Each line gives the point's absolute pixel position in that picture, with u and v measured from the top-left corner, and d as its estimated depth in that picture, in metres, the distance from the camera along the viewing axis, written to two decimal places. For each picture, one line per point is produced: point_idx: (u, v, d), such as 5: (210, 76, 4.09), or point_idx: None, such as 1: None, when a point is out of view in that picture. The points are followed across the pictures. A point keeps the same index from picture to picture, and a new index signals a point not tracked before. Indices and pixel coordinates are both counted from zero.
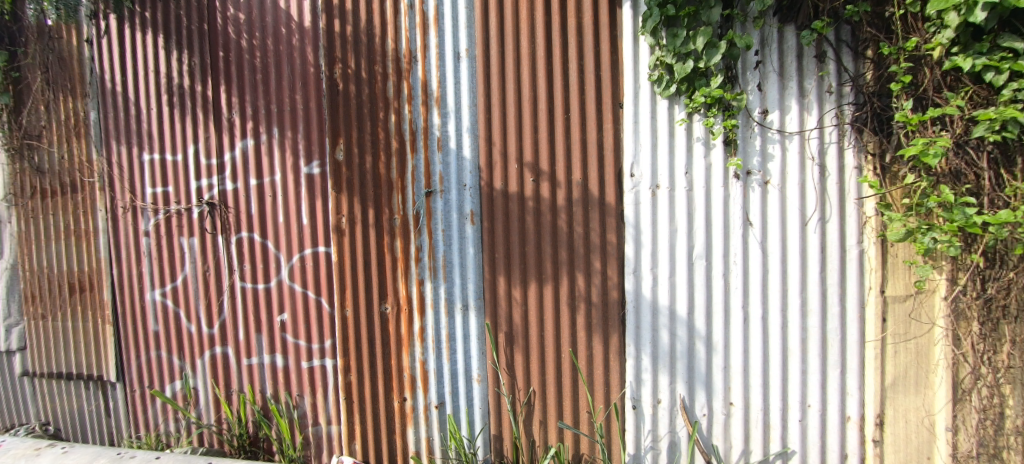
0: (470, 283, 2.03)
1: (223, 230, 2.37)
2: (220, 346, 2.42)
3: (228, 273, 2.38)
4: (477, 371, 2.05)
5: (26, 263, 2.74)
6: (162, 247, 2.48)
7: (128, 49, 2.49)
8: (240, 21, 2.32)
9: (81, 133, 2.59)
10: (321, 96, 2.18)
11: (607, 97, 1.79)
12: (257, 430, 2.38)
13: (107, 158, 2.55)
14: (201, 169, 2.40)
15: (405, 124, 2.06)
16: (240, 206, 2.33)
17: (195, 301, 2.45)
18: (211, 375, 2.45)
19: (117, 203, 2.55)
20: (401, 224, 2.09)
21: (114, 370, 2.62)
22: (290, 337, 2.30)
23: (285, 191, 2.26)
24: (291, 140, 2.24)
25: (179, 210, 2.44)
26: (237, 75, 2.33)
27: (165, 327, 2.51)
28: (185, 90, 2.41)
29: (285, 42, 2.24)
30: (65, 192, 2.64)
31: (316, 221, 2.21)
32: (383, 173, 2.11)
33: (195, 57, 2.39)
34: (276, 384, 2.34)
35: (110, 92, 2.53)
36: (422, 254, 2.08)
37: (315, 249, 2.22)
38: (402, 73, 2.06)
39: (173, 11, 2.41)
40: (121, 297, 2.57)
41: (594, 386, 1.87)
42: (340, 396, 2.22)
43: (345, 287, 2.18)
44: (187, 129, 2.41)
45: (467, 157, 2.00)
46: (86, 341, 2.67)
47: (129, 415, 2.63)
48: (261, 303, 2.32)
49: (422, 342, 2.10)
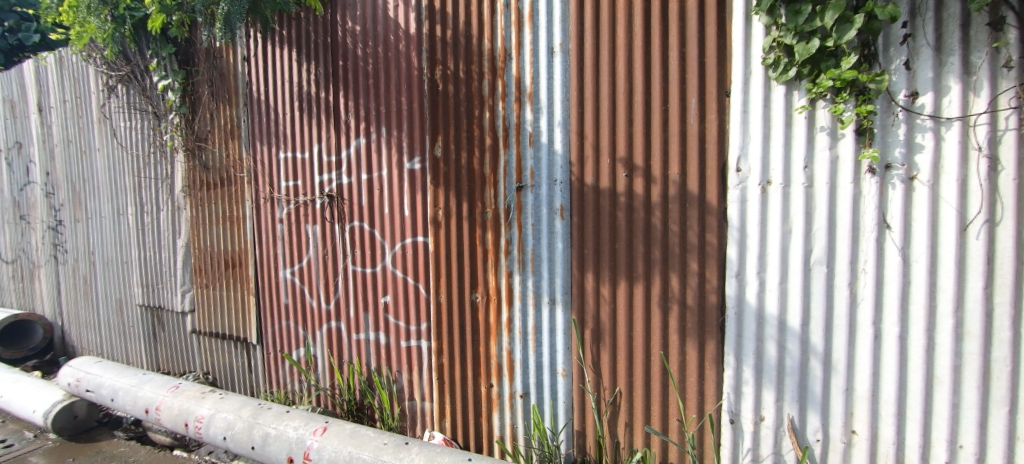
0: (558, 278, 2.05)
1: (339, 219, 2.67)
2: (335, 321, 2.75)
3: (342, 257, 2.69)
4: (562, 365, 2.06)
5: (197, 242, 3.38)
6: (292, 232, 2.88)
7: (269, 62, 2.92)
8: (357, 32, 2.58)
9: (235, 135, 3.11)
10: (422, 96, 2.35)
11: (711, 85, 1.63)
12: (362, 398, 2.67)
13: (254, 156, 3.03)
14: (323, 166, 2.73)
15: (499, 121, 2.13)
16: (353, 198, 2.61)
17: (316, 281, 2.81)
18: (328, 345, 2.80)
19: (260, 194, 3.01)
20: (492, 218, 2.17)
21: (255, 334, 3.12)
22: (391, 317, 2.53)
23: (390, 184, 2.48)
24: (396, 139, 2.44)
25: (306, 201, 2.81)
26: (353, 81, 2.60)
27: (294, 301, 2.92)
28: (312, 96, 2.76)
29: (393, 48, 2.44)
30: (223, 185, 3.19)
31: (416, 212, 2.40)
32: (477, 169, 2.21)
33: (320, 67, 2.72)
34: (380, 359, 2.60)
35: (256, 100, 3.00)
36: (511, 247, 2.14)
37: (414, 239, 2.41)
38: (497, 72, 2.12)
39: (304, 27, 2.77)
40: (263, 273, 3.05)
41: (687, 394, 1.76)
42: (433, 375, 2.40)
43: (440, 275, 2.34)
44: (314, 130, 2.76)
45: (558, 152, 2.00)
46: (236, 309, 3.22)
47: (266, 373, 3.12)
48: (369, 285, 2.59)
49: (509, 332, 2.17)
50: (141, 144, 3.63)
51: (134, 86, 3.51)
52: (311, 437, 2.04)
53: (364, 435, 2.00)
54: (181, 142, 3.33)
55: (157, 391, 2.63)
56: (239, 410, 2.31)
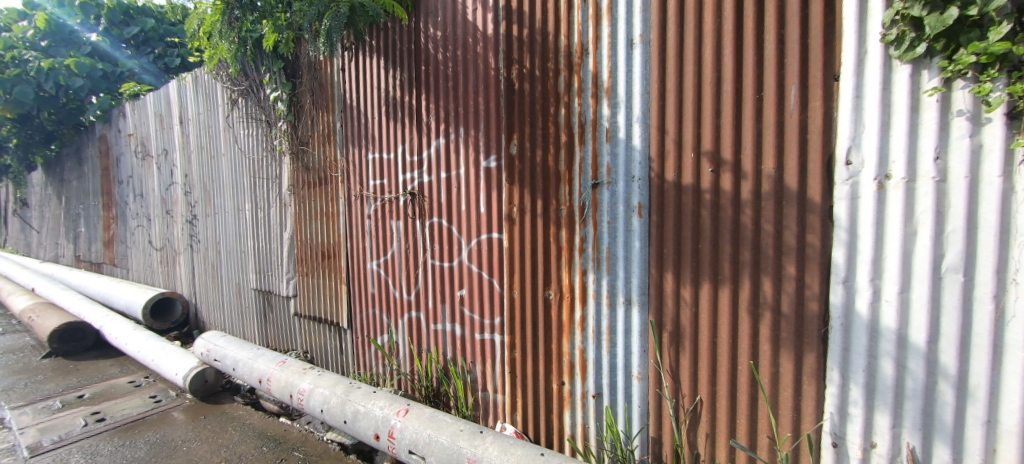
0: (634, 278, 1.98)
1: (420, 216, 2.83)
2: (415, 311, 2.93)
3: (423, 251, 2.85)
4: (637, 368, 1.99)
5: (300, 235, 3.80)
6: (379, 227, 3.12)
7: (361, 71, 3.18)
8: (438, 38, 2.71)
9: (331, 139, 3.43)
10: (499, 95, 2.40)
11: (815, 69, 1.46)
12: (439, 386, 2.82)
13: (347, 157, 3.32)
14: (407, 165, 2.91)
15: (574, 117, 2.12)
16: (433, 196, 2.75)
17: (399, 273, 3.01)
18: (409, 333, 2.99)
19: (351, 192, 3.30)
20: (567, 215, 2.16)
21: (346, 320, 3.42)
22: (467, 310, 2.63)
23: (467, 182, 2.57)
24: (473, 138, 2.53)
25: (391, 198, 3.02)
26: (435, 84, 2.74)
27: (380, 290, 3.16)
28: (398, 100, 2.95)
29: (472, 51, 2.53)
30: (321, 184, 3.54)
31: (491, 209, 2.46)
32: (552, 166, 2.21)
33: (405, 72, 2.90)
34: (455, 349, 2.72)
35: (350, 107, 3.28)
36: (586, 245, 2.11)
37: (490, 236, 2.48)
38: (573, 67, 2.11)
39: (391, 36, 2.97)
40: (353, 264, 3.33)
41: (779, 409, 1.60)
42: (506, 369, 2.45)
43: (514, 271, 2.38)
44: (399, 132, 2.95)
45: (637, 147, 1.93)
46: (331, 296, 3.56)
47: (355, 355, 3.41)
48: (446, 278, 2.72)
49: (582, 331, 2.14)
50: (256, 148, 4.16)
51: (251, 99, 4.02)
52: (395, 418, 2.20)
53: (441, 420, 2.10)
54: (287, 146, 3.76)
55: (267, 365, 3.00)
56: (333, 387, 2.56)
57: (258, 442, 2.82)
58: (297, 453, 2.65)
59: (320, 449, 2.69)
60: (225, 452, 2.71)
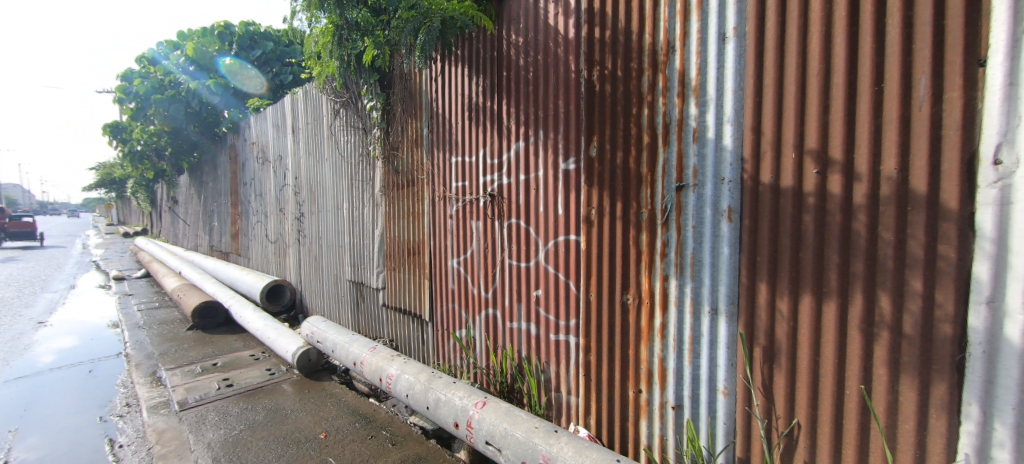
0: (722, 286, 1.87)
1: (499, 216, 2.94)
2: (492, 308, 3.04)
3: (501, 250, 2.94)
4: (723, 381, 1.87)
5: (389, 233, 4.13)
6: (460, 227, 3.29)
7: (448, 80, 3.38)
8: (520, 44, 2.79)
9: (419, 144, 3.69)
10: (579, 98, 2.41)
11: (954, 54, 1.26)
12: (513, 382, 2.90)
13: (432, 160, 3.55)
14: (487, 168, 3.04)
15: (659, 117, 2.05)
16: (511, 197, 2.84)
17: (478, 271, 3.15)
18: (486, 329, 3.11)
19: (435, 193, 3.52)
20: (648, 218, 2.10)
21: (428, 313, 3.66)
22: (542, 310, 2.67)
23: (545, 184, 2.62)
24: (553, 140, 2.57)
25: (472, 199, 3.16)
26: (515, 88, 2.83)
27: (459, 286, 3.33)
28: (480, 106, 3.09)
29: (552, 54, 2.57)
30: (409, 186, 3.82)
31: (569, 211, 2.48)
32: (633, 168, 2.16)
33: (488, 79, 3.03)
34: (529, 348, 2.78)
35: (436, 113, 3.50)
36: (668, 250, 2.04)
37: (567, 237, 2.50)
38: (658, 66, 2.04)
39: (476, 45, 3.12)
40: (436, 261, 3.55)
41: (898, 443, 1.40)
42: (580, 372, 2.45)
43: (591, 274, 2.37)
44: (481, 135, 3.09)
45: (728, 147, 1.82)
46: (415, 290, 3.83)
47: (435, 347, 3.63)
48: (523, 278, 2.79)
49: (663, 339, 2.07)
50: (354, 154, 4.60)
51: (351, 109, 4.46)
52: (473, 408, 2.31)
53: (517, 415, 2.17)
54: (381, 151, 4.11)
55: (361, 350, 3.32)
56: (417, 374, 2.76)
57: (352, 418, 3.12)
58: (384, 432, 2.89)
59: (405, 430, 2.91)
60: (325, 424, 3.04)
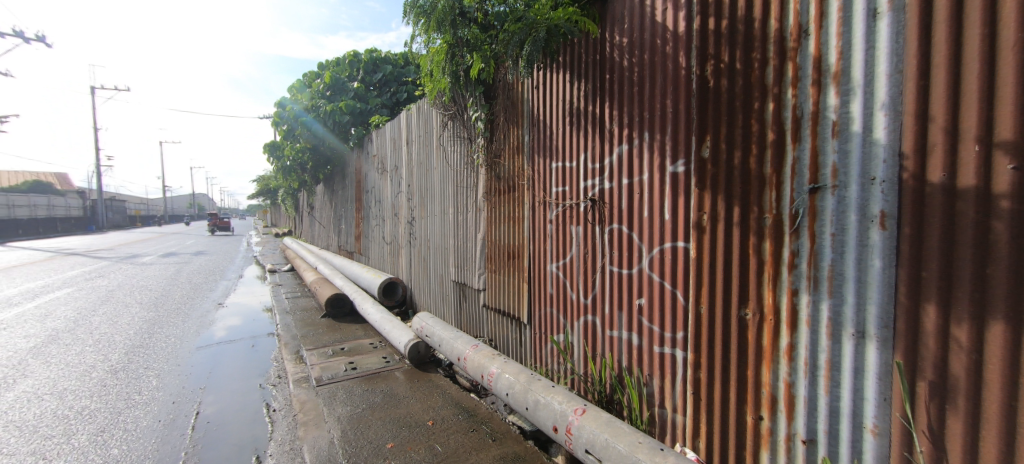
0: (872, 306, 1.57)
1: (600, 221, 2.88)
2: (592, 315, 2.99)
3: (601, 256, 2.88)
4: (872, 418, 1.58)
5: (490, 236, 4.33)
6: (559, 232, 3.30)
7: (549, 87, 3.44)
8: (624, 45, 2.72)
9: (520, 151, 3.80)
10: (689, 96, 2.26)
11: None
12: (612, 393, 2.82)
13: (533, 166, 3.63)
14: (588, 173, 3.00)
15: (787, 110, 1.82)
16: (614, 202, 2.77)
17: (578, 276, 3.13)
18: (585, 336, 3.08)
19: (536, 199, 3.59)
20: (773, 224, 1.88)
21: (526, 316, 3.73)
22: (646, 320, 2.55)
23: (651, 188, 2.50)
24: (659, 142, 2.44)
25: (572, 205, 3.16)
26: (618, 90, 2.76)
27: (558, 291, 3.35)
28: (582, 111, 3.07)
29: (659, 52, 2.45)
30: (510, 191, 3.95)
31: (678, 216, 2.33)
32: (754, 168, 1.95)
33: (590, 83, 3.01)
34: (631, 358, 2.68)
35: (537, 120, 3.58)
36: (798, 261, 1.79)
37: (674, 244, 2.35)
38: (787, 54, 1.82)
39: (578, 51, 3.12)
40: (535, 265, 3.62)
41: None
42: (688, 389, 2.28)
43: (701, 283, 2.20)
44: (582, 140, 3.07)
45: (880, 142, 1.53)
46: (514, 293, 3.94)
47: (533, 349, 3.70)
48: (625, 285, 2.70)
49: (791, 362, 1.82)
50: (460, 162, 4.92)
51: (458, 121, 4.78)
52: (572, 415, 2.29)
53: (619, 427, 2.10)
54: (484, 159, 4.33)
55: (464, 346, 3.53)
56: (517, 375, 2.83)
57: (455, 410, 3.32)
58: (485, 427, 3.02)
59: (504, 428, 3.01)
60: (432, 413, 3.28)
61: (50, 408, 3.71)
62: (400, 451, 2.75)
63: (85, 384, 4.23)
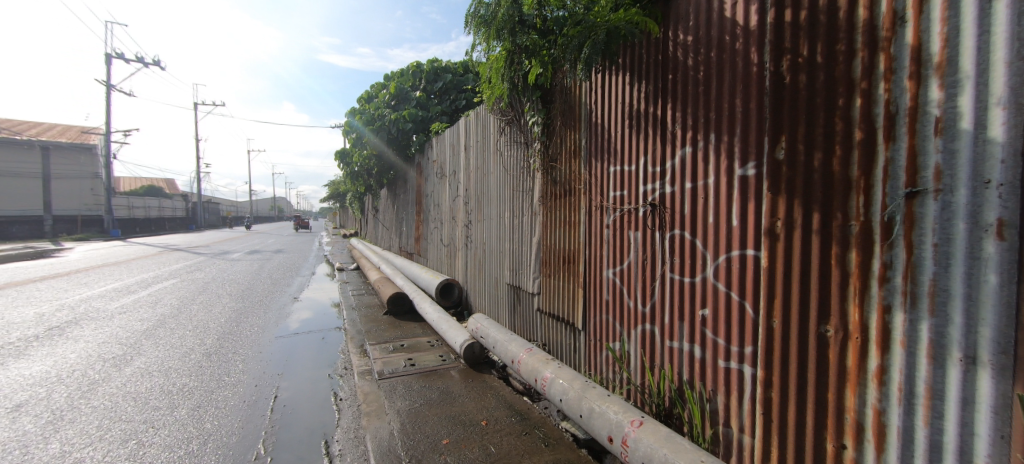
0: (985, 328, 1.36)
1: (660, 227, 2.78)
2: (650, 324, 2.89)
3: (661, 263, 2.78)
4: (985, 457, 1.37)
5: (545, 240, 4.34)
6: (616, 237, 3.23)
7: (608, 90, 3.38)
8: (688, 43, 2.61)
9: (577, 155, 3.77)
10: (761, 94, 2.12)
11: None
12: (672, 406, 2.70)
13: (590, 170, 3.58)
14: (648, 176, 2.91)
15: (878, 106, 1.64)
16: (675, 207, 2.66)
17: (636, 283, 3.04)
18: (642, 345, 2.98)
19: (592, 203, 3.54)
20: (859, 233, 1.70)
21: (581, 322, 3.68)
22: (709, 332, 2.42)
23: (717, 192, 2.37)
24: (727, 144, 2.31)
25: (630, 209, 3.07)
26: (682, 91, 2.65)
27: (614, 297, 3.27)
28: (642, 113, 2.99)
29: (728, 49, 2.33)
30: (567, 196, 3.93)
31: (747, 222, 2.18)
32: (838, 171, 1.78)
33: (651, 84, 2.92)
34: (692, 372, 2.55)
35: (595, 123, 3.53)
36: (891, 274, 1.60)
37: (743, 252, 2.21)
38: (878, 44, 1.64)
39: (639, 51, 3.04)
40: (591, 270, 3.57)
41: None
42: (757, 409, 2.12)
43: (774, 296, 2.04)
44: (641, 143, 2.99)
45: (998, 140, 1.33)
46: (569, 298, 3.90)
47: (587, 356, 3.64)
48: (687, 294, 2.57)
49: (881, 387, 1.63)
50: (517, 167, 4.98)
51: (515, 126, 4.85)
52: (629, 426, 2.22)
53: (679, 443, 2.01)
54: (541, 163, 4.35)
55: (518, 349, 3.57)
56: (572, 381, 2.80)
57: (509, 412, 3.35)
58: (538, 431, 3.01)
59: (557, 434, 2.98)
60: (486, 413, 3.34)
61: (159, 383, 4.28)
62: (455, 448, 2.83)
63: (186, 364, 4.82)
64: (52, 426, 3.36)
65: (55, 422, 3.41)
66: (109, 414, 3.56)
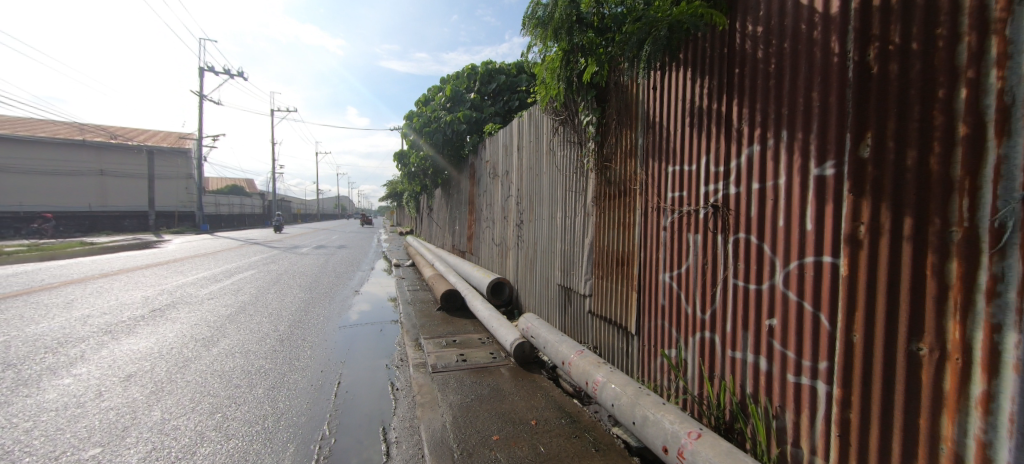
0: None
1: (723, 230, 2.64)
2: (709, 331, 2.75)
3: (723, 269, 2.63)
4: None
5: (598, 242, 4.26)
6: (674, 240, 3.10)
7: (667, 87, 3.25)
8: (758, 34, 2.45)
9: (634, 155, 3.67)
10: (843, 86, 1.94)
11: None
12: (733, 420, 2.56)
13: (647, 170, 3.47)
14: (711, 176, 2.77)
15: (990, 96, 1.43)
16: (741, 209, 2.51)
17: (694, 288, 2.90)
18: (700, 353, 2.84)
19: (649, 204, 3.43)
20: (962, 240, 1.49)
21: (634, 326, 3.58)
22: (778, 344, 2.26)
23: (789, 194, 2.20)
24: (801, 142, 2.14)
25: (690, 211, 2.94)
26: (750, 86, 2.49)
27: (670, 303, 3.15)
28: (704, 110, 2.85)
29: (805, 39, 2.15)
30: (622, 196, 3.83)
31: (824, 227, 2.01)
32: (936, 170, 1.59)
33: (714, 79, 2.77)
34: (757, 385, 2.39)
35: (653, 122, 3.42)
36: (1003, 288, 1.38)
37: (819, 259, 2.03)
38: (990, 26, 1.42)
39: (702, 45, 2.89)
40: (646, 273, 3.46)
41: None
42: (832, 430, 1.95)
43: (854, 308, 1.86)
44: (704, 141, 2.85)
45: None
46: (622, 301, 3.81)
47: (641, 362, 3.53)
48: (752, 302, 2.42)
49: (987, 416, 1.42)
50: (570, 167, 4.94)
51: (569, 126, 4.81)
52: (685, 438, 2.13)
53: (741, 459, 1.88)
54: (595, 164, 4.28)
55: (569, 351, 3.54)
56: (624, 386, 2.74)
57: (558, 413, 3.33)
58: (588, 435, 2.97)
59: (608, 439, 2.92)
60: (535, 412, 3.35)
61: (240, 363, 4.74)
62: (505, 445, 2.87)
63: (262, 348, 5.30)
64: (155, 396, 3.84)
65: (157, 393, 3.90)
66: (199, 388, 4.01)
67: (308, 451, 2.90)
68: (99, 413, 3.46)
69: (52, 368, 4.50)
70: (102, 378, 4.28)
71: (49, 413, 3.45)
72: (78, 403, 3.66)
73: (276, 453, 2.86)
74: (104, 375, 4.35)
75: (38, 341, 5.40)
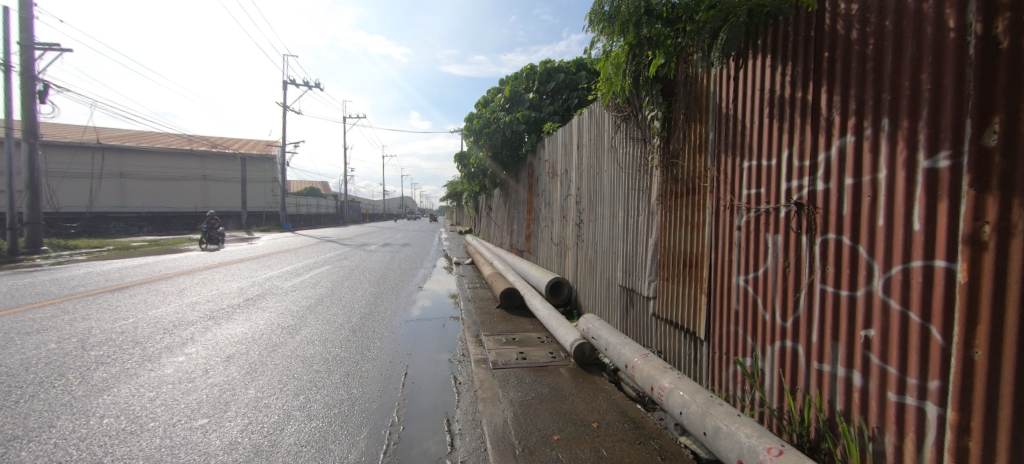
0: None
1: (809, 231, 2.41)
2: (791, 340, 2.54)
3: (809, 272, 2.41)
4: None
5: (663, 242, 4.09)
6: (750, 240, 2.90)
7: (743, 77, 3.04)
8: (852, 13, 2.20)
9: (703, 151, 3.47)
10: (962, 65, 1.68)
11: None
12: (819, 439, 2.34)
13: (719, 166, 3.27)
14: (794, 171, 2.54)
15: None
16: (830, 207, 2.28)
17: (773, 293, 2.69)
18: (779, 364, 2.63)
19: (721, 202, 3.23)
20: None
21: (704, 331, 3.39)
22: (876, 358, 2.03)
23: (891, 191, 1.96)
24: (907, 131, 1.89)
25: (769, 209, 2.73)
26: (842, 71, 2.25)
27: (744, 308, 2.95)
28: (786, 99, 2.63)
29: (911, 14, 1.89)
30: (690, 194, 3.64)
31: (936, 229, 1.76)
32: None
33: (799, 65, 2.54)
34: (850, 402, 2.17)
35: (726, 114, 3.21)
36: None
37: (930, 263, 1.78)
38: None
39: (784, 29, 2.66)
40: (717, 276, 3.26)
41: None
42: (946, 459, 1.71)
43: (977, 321, 1.60)
44: (785, 134, 2.63)
45: None
46: (690, 304, 3.63)
47: (710, 370, 3.35)
48: (844, 311, 2.19)
49: None
50: (633, 164, 4.79)
51: (633, 122, 4.67)
52: (765, 454, 1.96)
53: None
54: (660, 160, 4.11)
55: (632, 354, 3.43)
56: (694, 394, 2.61)
57: (621, 417, 3.25)
58: (654, 442, 2.86)
59: (675, 449, 2.79)
60: (597, 415, 3.29)
61: (319, 350, 5.17)
62: (567, 446, 2.85)
63: (337, 337, 5.74)
64: (249, 376, 4.31)
65: (251, 373, 4.37)
66: (286, 371, 4.43)
67: (379, 435, 3.09)
68: (206, 388, 3.95)
69: (169, 347, 5.22)
70: (207, 357, 4.88)
71: (168, 385, 4.01)
72: (190, 378, 4.22)
73: (351, 435, 3.08)
74: (209, 355, 4.96)
75: (158, 323, 6.28)
